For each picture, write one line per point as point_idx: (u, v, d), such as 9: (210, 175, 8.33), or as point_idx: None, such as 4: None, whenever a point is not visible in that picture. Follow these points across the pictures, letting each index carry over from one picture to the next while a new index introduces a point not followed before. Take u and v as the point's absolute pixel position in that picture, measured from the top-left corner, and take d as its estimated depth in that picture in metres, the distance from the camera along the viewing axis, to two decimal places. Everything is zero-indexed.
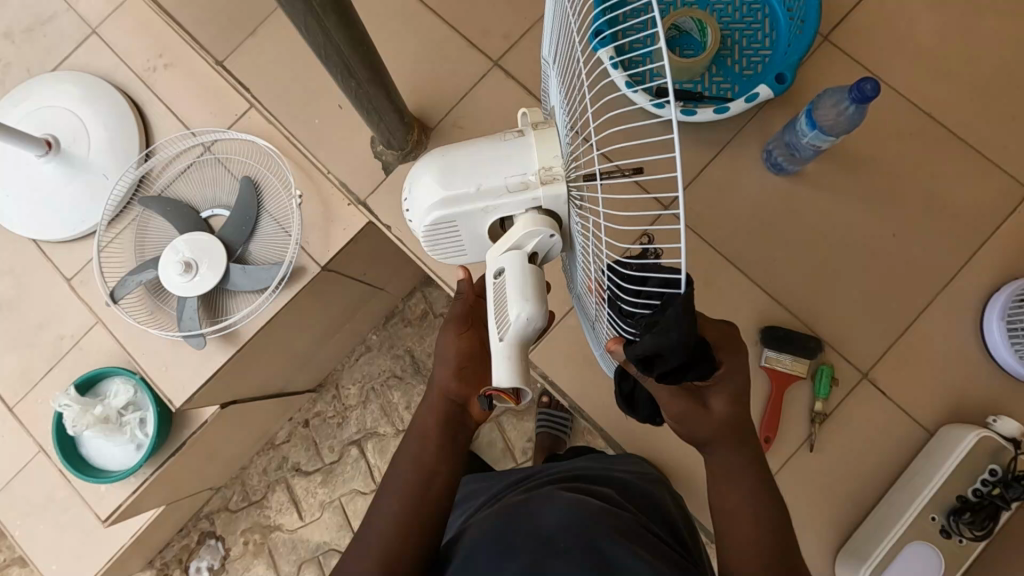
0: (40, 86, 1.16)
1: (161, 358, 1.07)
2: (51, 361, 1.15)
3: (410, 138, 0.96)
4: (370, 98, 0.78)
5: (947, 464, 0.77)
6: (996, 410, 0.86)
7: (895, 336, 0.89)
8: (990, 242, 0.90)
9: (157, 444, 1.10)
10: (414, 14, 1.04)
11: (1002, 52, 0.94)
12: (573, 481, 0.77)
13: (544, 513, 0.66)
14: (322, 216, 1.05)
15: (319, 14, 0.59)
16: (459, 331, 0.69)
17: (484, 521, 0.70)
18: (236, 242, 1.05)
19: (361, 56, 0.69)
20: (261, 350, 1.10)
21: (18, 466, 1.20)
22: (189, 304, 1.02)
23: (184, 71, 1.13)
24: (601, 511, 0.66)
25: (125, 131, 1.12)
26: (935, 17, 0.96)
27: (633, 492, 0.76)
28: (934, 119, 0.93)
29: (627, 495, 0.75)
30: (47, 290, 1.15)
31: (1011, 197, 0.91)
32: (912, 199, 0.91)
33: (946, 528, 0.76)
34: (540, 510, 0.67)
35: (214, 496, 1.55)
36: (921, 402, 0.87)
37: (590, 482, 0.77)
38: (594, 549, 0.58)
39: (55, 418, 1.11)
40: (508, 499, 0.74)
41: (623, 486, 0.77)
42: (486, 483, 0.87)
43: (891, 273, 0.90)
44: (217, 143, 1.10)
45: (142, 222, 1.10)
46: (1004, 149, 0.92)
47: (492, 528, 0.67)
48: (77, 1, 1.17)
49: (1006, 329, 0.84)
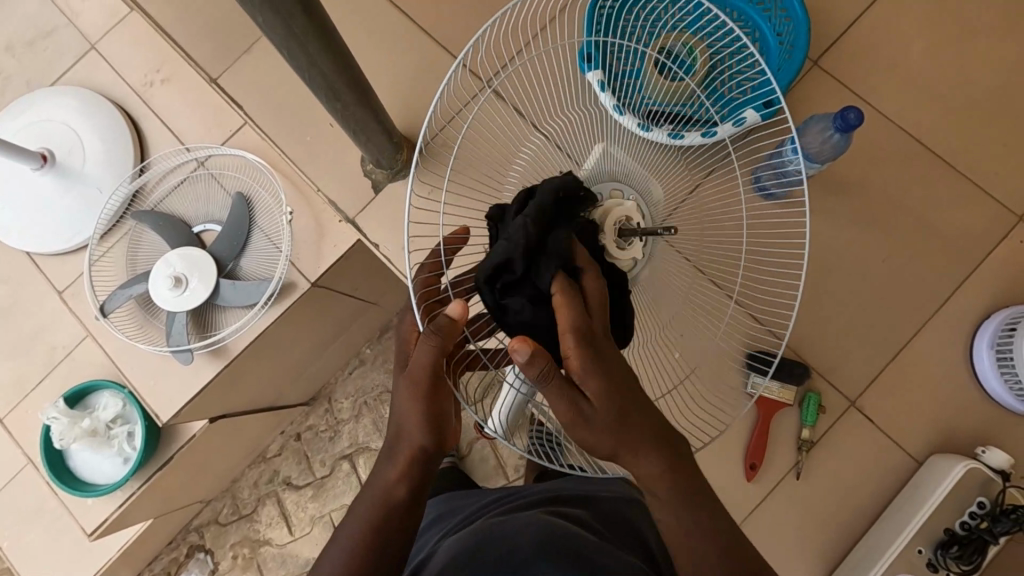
0: (40, 99, 1.17)
1: (149, 372, 1.07)
2: (41, 372, 1.15)
3: (399, 157, 0.97)
4: (357, 119, 0.78)
5: (935, 496, 0.76)
6: (986, 438, 0.85)
7: (884, 363, 0.88)
8: (979, 269, 0.89)
9: (144, 458, 1.09)
10: (408, 34, 1.05)
11: (993, 77, 0.94)
12: (553, 503, 0.77)
13: (523, 535, 0.66)
14: (311, 232, 1.05)
15: (300, 39, 0.59)
16: (423, 396, 0.58)
17: (457, 543, 0.70)
18: (226, 257, 1.05)
19: (346, 76, 0.69)
20: (251, 365, 1.10)
21: (7, 477, 1.20)
22: (178, 319, 1.02)
23: (181, 86, 1.14)
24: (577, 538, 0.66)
25: (120, 145, 1.13)
26: (926, 41, 0.96)
27: (617, 516, 0.76)
28: (924, 145, 0.93)
29: (607, 522, 0.75)
30: (40, 301, 1.16)
31: (1001, 225, 0.90)
32: (902, 224, 0.91)
33: (934, 561, 0.75)
34: (520, 533, 0.66)
35: (204, 509, 1.54)
36: (910, 429, 0.86)
37: (570, 505, 0.77)
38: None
39: (43, 431, 1.11)
40: (489, 518, 0.73)
41: (608, 512, 0.77)
42: (468, 501, 0.87)
43: (880, 299, 0.89)
44: (210, 158, 1.10)
45: (134, 235, 1.11)
46: (994, 176, 0.92)
47: (468, 552, 0.67)
48: (77, 16, 1.18)
49: (995, 357, 0.84)
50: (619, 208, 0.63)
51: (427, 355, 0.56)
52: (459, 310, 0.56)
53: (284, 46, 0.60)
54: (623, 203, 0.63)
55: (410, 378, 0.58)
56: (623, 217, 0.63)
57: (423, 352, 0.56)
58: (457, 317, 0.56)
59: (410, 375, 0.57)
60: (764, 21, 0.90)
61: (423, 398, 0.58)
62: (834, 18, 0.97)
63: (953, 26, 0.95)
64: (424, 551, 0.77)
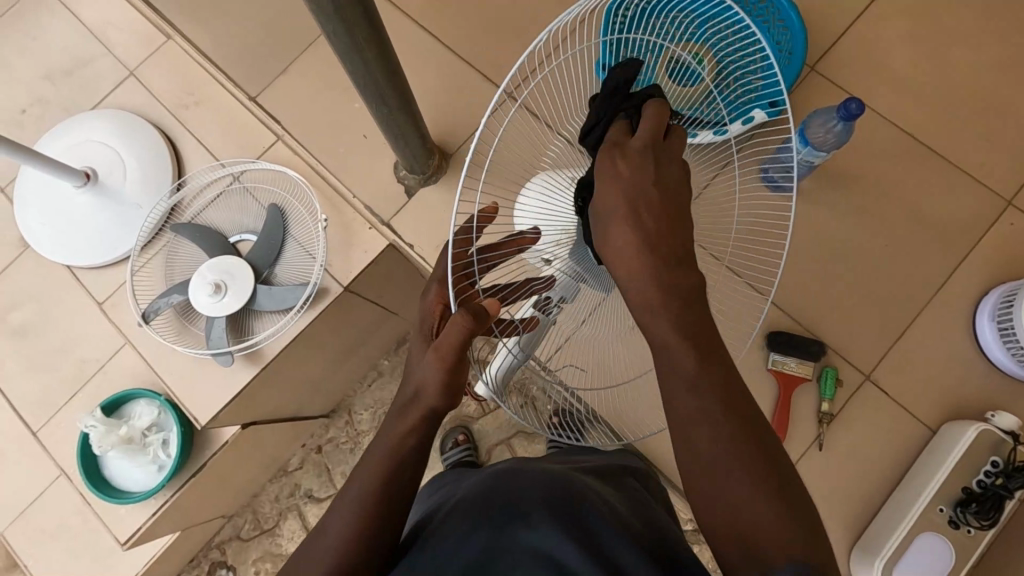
0: (78, 122, 1.23)
1: (188, 377, 1.11)
2: (75, 384, 1.17)
3: (431, 163, 1.04)
4: (399, 124, 0.84)
5: (950, 458, 0.81)
6: (994, 407, 0.91)
7: (893, 341, 0.94)
8: (975, 250, 0.96)
9: (179, 463, 1.12)
10: (435, 53, 1.14)
11: (974, 74, 1.02)
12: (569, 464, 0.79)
13: (523, 476, 0.70)
14: (344, 239, 1.11)
15: (363, 47, 0.66)
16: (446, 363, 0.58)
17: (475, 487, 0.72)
18: (263, 264, 1.10)
19: (395, 85, 0.75)
20: (284, 370, 1.14)
21: (36, 492, 1.21)
22: (217, 324, 1.06)
23: (216, 108, 1.21)
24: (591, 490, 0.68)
25: (158, 163, 1.18)
26: (912, 44, 1.04)
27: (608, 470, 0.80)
28: (916, 139, 1.00)
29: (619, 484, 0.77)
30: (75, 315, 1.19)
31: (992, 208, 0.98)
32: (900, 209, 0.98)
33: (955, 519, 0.80)
34: (521, 474, 0.71)
35: (225, 526, 1.54)
36: (924, 402, 0.91)
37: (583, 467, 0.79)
38: (578, 520, 0.61)
39: (81, 439, 1.13)
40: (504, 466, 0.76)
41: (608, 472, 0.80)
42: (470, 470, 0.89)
43: (887, 281, 0.96)
44: (245, 172, 1.16)
45: (172, 247, 1.16)
46: (982, 164, 0.99)
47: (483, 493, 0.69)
48: (117, 47, 1.26)
49: (997, 328, 0.89)
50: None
51: (458, 329, 0.55)
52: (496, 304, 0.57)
53: (346, 53, 0.66)
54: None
55: (438, 348, 0.57)
56: None
57: (454, 330, 0.56)
58: (495, 310, 0.57)
59: (439, 349, 0.57)
60: (764, 30, 1.01)
61: (445, 372, 0.58)
62: (828, 29, 1.06)
63: (935, 31, 1.04)
64: (430, 501, 0.82)
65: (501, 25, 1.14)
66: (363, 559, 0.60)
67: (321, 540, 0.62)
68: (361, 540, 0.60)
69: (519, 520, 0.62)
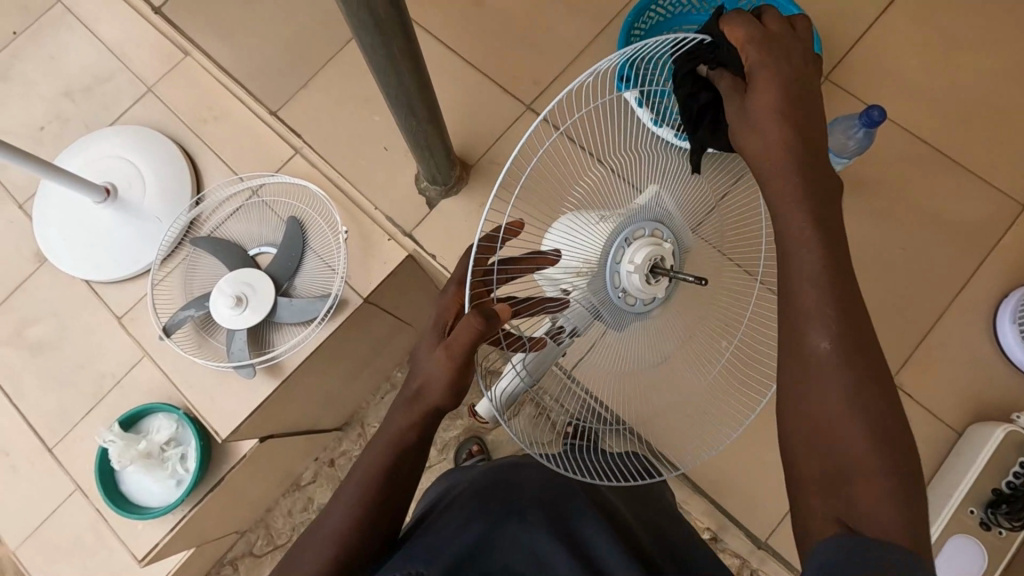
0: (96, 138, 1.24)
1: (209, 389, 1.11)
2: (93, 398, 1.17)
3: (453, 175, 1.05)
4: (426, 135, 0.85)
5: (979, 459, 0.84)
6: (1018, 409, 0.92)
7: (914, 344, 0.95)
8: (992, 252, 0.98)
9: (197, 478, 1.12)
10: (452, 65, 1.16)
11: (985, 80, 1.05)
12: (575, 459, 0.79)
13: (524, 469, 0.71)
14: (364, 250, 1.12)
15: (397, 60, 0.67)
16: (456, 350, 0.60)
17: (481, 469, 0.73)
18: (282, 277, 1.10)
19: (425, 97, 0.77)
20: (303, 382, 1.15)
21: (52, 508, 1.20)
22: (238, 336, 1.07)
23: (235, 123, 1.22)
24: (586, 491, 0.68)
25: (177, 178, 1.19)
26: (923, 52, 1.06)
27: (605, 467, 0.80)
28: (931, 145, 1.02)
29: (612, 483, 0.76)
30: (93, 330, 1.19)
31: (1007, 212, 0.99)
32: (917, 214, 0.99)
33: (986, 520, 0.83)
34: (525, 467, 0.72)
35: (238, 542, 1.53)
36: (947, 404, 0.92)
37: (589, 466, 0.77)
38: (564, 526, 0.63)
39: (100, 454, 1.13)
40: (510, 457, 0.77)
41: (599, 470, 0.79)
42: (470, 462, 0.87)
43: (906, 285, 0.97)
44: (264, 186, 1.17)
45: (191, 260, 1.16)
46: (997, 168, 1.01)
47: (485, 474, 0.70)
48: (135, 64, 1.28)
49: (1018, 330, 0.91)
50: (660, 246, 0.63)
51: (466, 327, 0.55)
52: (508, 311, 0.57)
53: (381, 67, 0.68)
54: (662, 244, 0.63)
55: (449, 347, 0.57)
56: (657, 256, 0.63)
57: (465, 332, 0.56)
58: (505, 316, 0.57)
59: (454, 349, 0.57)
60: None
61: (458, 372, 0.59)
62: (840, 38, 1.08)
63: (945, 38, 1.07)
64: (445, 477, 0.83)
65: (516, 36, 1.16)
66: (355, 552, 0.60)
67: (318, 532, 0.62)
68: (370, 530, 0.61)
69: (511, 515, 0.63)
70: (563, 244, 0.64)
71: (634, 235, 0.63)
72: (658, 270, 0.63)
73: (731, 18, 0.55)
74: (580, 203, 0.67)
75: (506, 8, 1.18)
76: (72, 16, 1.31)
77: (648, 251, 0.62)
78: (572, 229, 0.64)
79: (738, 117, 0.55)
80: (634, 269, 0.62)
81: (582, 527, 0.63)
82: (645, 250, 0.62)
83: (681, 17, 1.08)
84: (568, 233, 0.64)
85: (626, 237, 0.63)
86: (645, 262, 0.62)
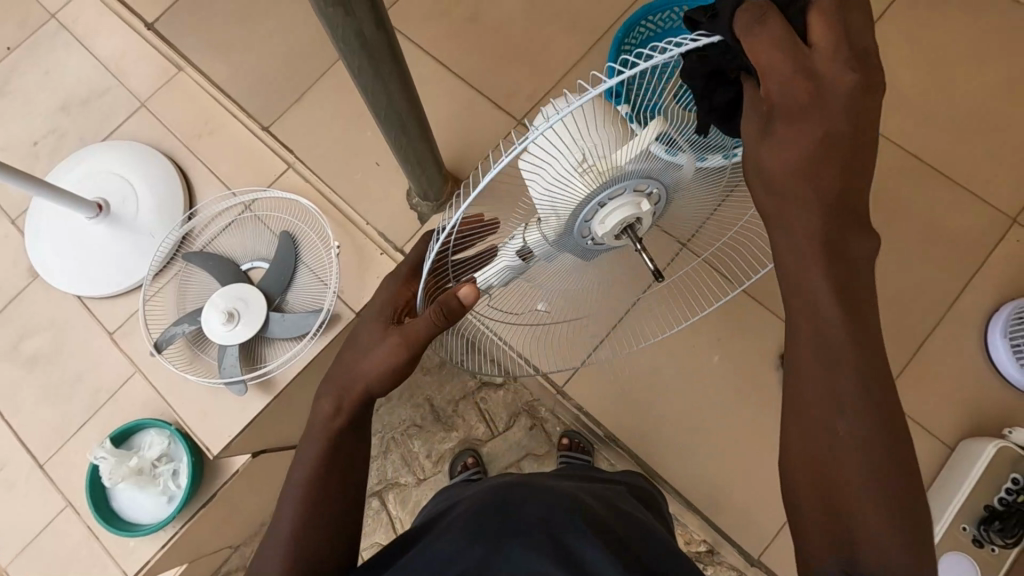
0: (90, 153, 1.24)
1: (201, 406, 1.10)
2: (86, 414, 1.16)
3: (444, 191, 1.06)
4: (416, 151, 0.85)
5: (972, 475, 0.85)
6: (1011, 423, 0.92)
7: (906, 359, 0.95)
8: (984, 266, 0.98)
9: (189, 495, 1.10)
10: (444, 80, 1.16)
11: (973, 95, 1.05)
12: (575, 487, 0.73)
13: (523, 494, 0.64)
14: (357, 266, 1.12)
15: (385, 81, 0.67)
16: None
17: (474, 498, 0.67)
18: (274, 292, 1.10)
19: (416, 117, 0.77)
20: (296, 397, 1.14)
21: (45, 521, 1.16)
22: (229, 352, 1.06)
23: (228, 137, 1.22)
24: (592, 512, 0.63)
25: (171, 193, 1.19)
26: (913, 66, 1.07)
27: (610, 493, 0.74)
28: (921, 159, 1.02)
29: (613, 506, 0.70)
30: (86, 345, 1.19)
31: (999, 225, 0.99)
32: (908, 228, 1.00)
33: (979, 537, 0.84)
34: (523, 491, 0.65)
35: (233, 555, 1.49)
36: (940, 419, 0.93)
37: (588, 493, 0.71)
38: (568, 544, 0.56)
39: (91, 470, 1.12)
40: (505, 482, 0.70)
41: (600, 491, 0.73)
42: (461, 488, 0.82)
43: (897, 300, 0.97)
44: (256, 201, 1.17)
45: (183, 275, 1.16)
46: (987, 183, 1.01)
47: (481, 502, 0.64)
48: (130, 79, 1.28)
49: (1009, 344, 0.91)
50: (638, 209, 0.57)
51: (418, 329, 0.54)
52: (473, 293, 0.54)
53: (370, 88, 0.68)
54: (640, 206, 0.56)
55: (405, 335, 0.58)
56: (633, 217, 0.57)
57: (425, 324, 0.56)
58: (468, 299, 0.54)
59: None
60: None
61: None
62: None
63: (933, 53, 1.07)
64: (434, 508, 0.78)
65: (509, 51, 1.17)
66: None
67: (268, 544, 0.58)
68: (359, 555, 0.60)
69: (515, 536, 0.57)
70: (542, 196, 0.54)
71: (618, 189, 0.55)
72: (629, 231, 0.59)
73: (754, 29, 0.39)
74: (575, 134, 0.51)
75: (498, 24, 1.18)
76: (67, 32, 1.32)
77: (623, 215, 0.56)
78: (553, 186, 0.52)
79: (753, 148, 0.42)
80: (605, 234, 0.58)
81: (578, 545, 0.56)
82: (621, 214, 0.56)
83: (671, 33, 1.09)
84: (547, 186, 0.53)
85: (604, 198, 0.55)
86: (618, 225, 0.57)
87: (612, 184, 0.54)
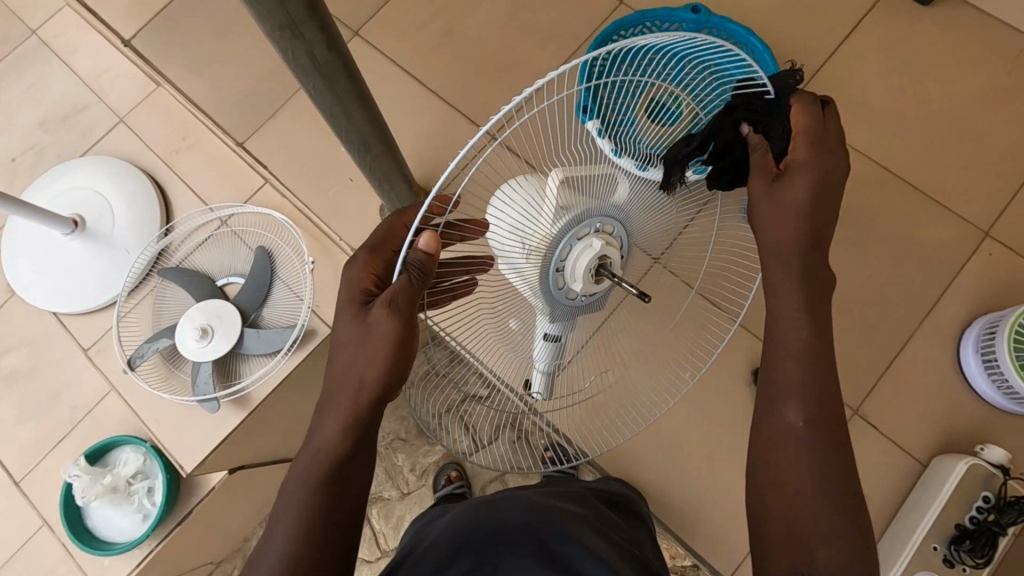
0: (68, 168, 1.24)
1: (176, 422, 1.09)
2: (62, 431, 1.15)
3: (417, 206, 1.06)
4: (383, 168, 0.84)
5: (944, 491, 0.85)
6: (985, 437, 0.92)
7: (880, 374, 0.95)
8: (956, 280, 0.98)
9: (164, 512, 1.09)
10: (418, 95, 1.16)
11: (943, 108, 1.05)
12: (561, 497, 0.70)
13: (504, 506, 0.61)
14: (333, 281, 1.11)
15: (343, 101, 0.67)
16: None
17: (456, 514, 0.63)
18: (249, 308, 1.10)
19: (380, 135, 0.77)
20: (272, 412, 1.13)
21: (18, 543, 1.13)
22: (203, 368, 1.06)
23: (206, 151, 1.22)
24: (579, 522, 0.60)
25: (148, 208, 1.19)
26: (885, 78, 1.07)
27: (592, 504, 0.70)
28: (892, 172, 1.02)
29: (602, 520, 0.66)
30: (64, 361, 1.18)
31: (971, 238, 0.99)
32: (880, 243, 1.00)
33: (949, 556, 0.85)
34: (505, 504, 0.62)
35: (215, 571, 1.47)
36: (914, 434, 0.93)
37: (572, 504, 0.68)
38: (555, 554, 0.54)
39: (65, 488, 1.11)
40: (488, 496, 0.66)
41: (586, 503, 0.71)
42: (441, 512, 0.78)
43: (869, 315, 0.97)
44: (233, 216, 1.17)
45: (159, 291, 1.16)
46: (958, 196, 1.01)
47: (465, 516, 0.61)
48: (109, 94, 1.28)
49: (980, 359, 0.91)
50: (595, 251, 0.54)
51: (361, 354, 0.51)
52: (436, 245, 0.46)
53: (328, 109, 0.68)
54: (594, 247, 0.53)
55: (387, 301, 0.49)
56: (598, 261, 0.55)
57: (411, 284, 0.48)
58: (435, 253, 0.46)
59: None
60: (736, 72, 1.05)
61: None
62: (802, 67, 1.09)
63: (903, 66, 1.07)
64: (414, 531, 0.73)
65: (482, 64, 1.17)
66: None
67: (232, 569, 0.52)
68: None
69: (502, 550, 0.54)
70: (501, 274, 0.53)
71: (568, 241, 0.53)
72: (601, 272, 0.56)
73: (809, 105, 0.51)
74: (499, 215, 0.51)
75: (473, 41, 1.18)
76: (48, 46, 1.32)
77: (585, 263, 0.54)
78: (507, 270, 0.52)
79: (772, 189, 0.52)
80: (583, 282, 0.55)
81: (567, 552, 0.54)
82: (585, 264, 0.54)
83: None
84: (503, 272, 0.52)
85: (556, 253, 0.53)
86: (587, 272, 0.54)
87: (556, 241, 0.53)
